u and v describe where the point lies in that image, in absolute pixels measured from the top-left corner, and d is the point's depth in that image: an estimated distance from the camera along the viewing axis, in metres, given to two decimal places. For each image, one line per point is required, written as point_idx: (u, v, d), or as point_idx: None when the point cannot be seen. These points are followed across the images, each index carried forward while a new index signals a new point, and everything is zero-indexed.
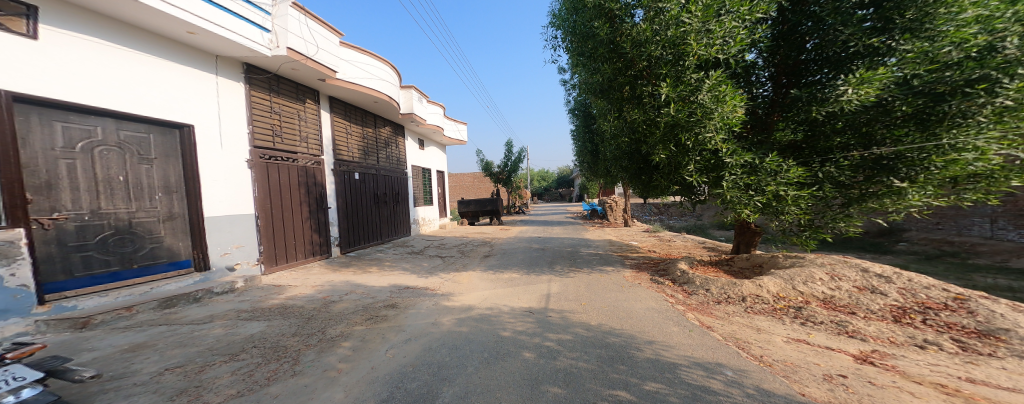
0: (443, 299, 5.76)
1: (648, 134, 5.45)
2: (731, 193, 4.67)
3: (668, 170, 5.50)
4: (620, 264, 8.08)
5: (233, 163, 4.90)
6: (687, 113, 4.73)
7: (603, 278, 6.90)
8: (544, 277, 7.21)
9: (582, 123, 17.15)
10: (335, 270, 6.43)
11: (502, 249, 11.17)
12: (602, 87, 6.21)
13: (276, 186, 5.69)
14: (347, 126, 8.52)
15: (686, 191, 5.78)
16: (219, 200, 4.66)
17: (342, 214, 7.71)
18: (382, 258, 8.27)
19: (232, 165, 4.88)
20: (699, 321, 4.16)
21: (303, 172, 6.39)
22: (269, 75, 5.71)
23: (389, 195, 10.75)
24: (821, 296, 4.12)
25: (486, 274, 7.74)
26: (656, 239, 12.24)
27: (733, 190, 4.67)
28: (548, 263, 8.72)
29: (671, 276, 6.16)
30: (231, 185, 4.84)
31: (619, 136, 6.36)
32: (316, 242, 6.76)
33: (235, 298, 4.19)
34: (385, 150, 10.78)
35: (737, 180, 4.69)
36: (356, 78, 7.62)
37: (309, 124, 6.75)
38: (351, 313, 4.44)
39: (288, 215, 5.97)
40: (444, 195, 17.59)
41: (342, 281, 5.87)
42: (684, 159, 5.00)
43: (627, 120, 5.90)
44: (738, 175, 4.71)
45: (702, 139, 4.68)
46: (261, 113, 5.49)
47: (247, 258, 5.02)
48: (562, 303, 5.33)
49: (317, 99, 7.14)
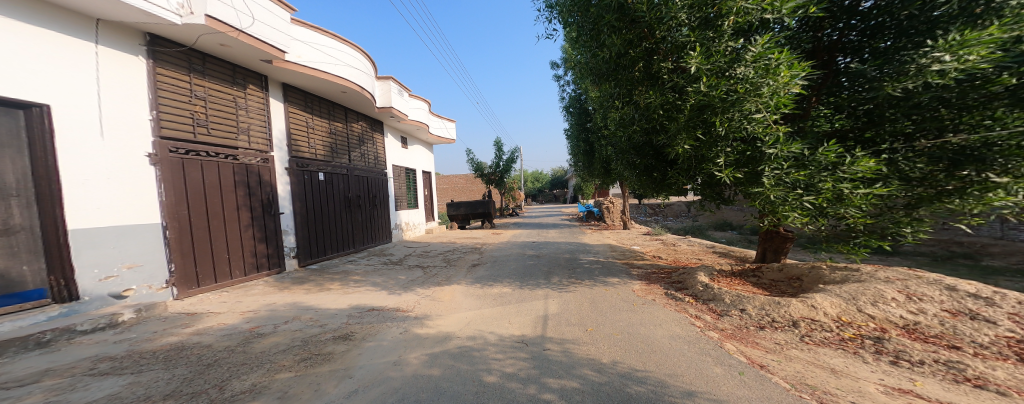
0: (415, 325, 4.67)
1: (669, 121, 4.49)
2: (775, 193, 3.69)
3: (690, 166, 4.52)
4: (626, 274, 7.10)
5: (120, 159, 3.76)
6: (722, 91, 3.79)
7: (610, 293, 5.87)
8: (539, 292, 6.16)
9: (576, 120, 16.26)
10: (283, 290, 5.27)
11: (491, 256, 10.10)
12: (607, 67, 5.23)
13: (195, 188, 4.53)
14: (309, 118, 7.36)
15: (711, 190, 4.80)
16: (93, 206, 3.50)
17: (300, 220, 6.59)
18: (350, 271, 7.09)
19: (120, 160, 3.76)
20: (746, 356, 3.17)
21: (242, 169, 5.29)
22: (184, 49, 4.55)
23: (365, 198, 9.59)
24: (901, 322, 3.18)
25: (472, 288, 6.66)
26: (659, 243, 11.31)
27: (779, 188, 3.68)
28: (545, 273, 7.67)
29: (690, 291, 5.16)
30: (114, 185, 3.69)
31: (628, 128, 5.37)
32: (263, 253, 5.62)
33: (108, 339, 3.08)
34: (360, 148, 9.63)
35: (782, 176, 3.72)
36: (313, 61, 6.53)
37: (252, 113, 5.65)
38: (279, 353, 3.31)
39: (218, 223, 4.81)
40: (431, 197, 16.44)
41: (286, 304, 4.71)
42: (713, 151, 4.02)
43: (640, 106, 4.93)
44: (783, 169, 3.76)
45: (738, 125, 3.77)
46: (168, 97, 4.34)
47: (145, 280, 3.91)
48: (563, 329, 4.29)
49: (263, 85, 5.98)
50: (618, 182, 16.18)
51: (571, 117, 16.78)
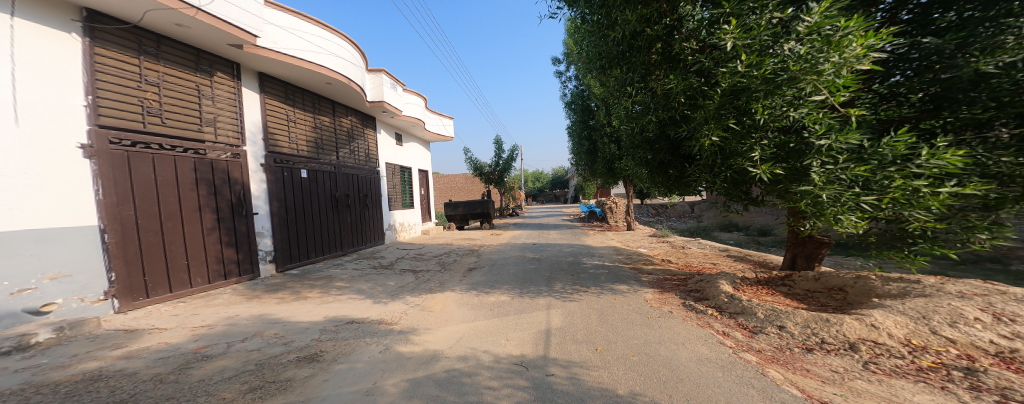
0: (398, 341, 4.07)
1: (693, 111, 3.90)
2: (828, 191, 3.06)
3: (716, 163, 3.87)
4: (635, 281, 6.49)
5: (39, 152, 3.21)
6: (767, 70, 3.17)
7: (620, 303, 5.25)
8: (541, 302, 5.53)
9: (579, 117, 15.67)
10: (251, 300, 4.66)
11: (489, 260, 9.50)
12: (619, 49, 4.63)
13: (142, 185, 3.98)
14: (290, 112, 6.78)
15: (735, 190, 4.12)
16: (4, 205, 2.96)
17: (277, 221, 6.02)
18: (333, 276, 6.48)
19: (39, 153, 3.21)
20: (799, 388, 2.49)
21: (202, 163, 4.71)
22: (128, 27, 4.00)
23: (355, 197, 9.03)
24: (991, 348, 2.52)
25: (466, 296, 6.05)
26: (667, 246, 10.69)
27: (836, 185, 3.06)
28: (546, 279, 7.05)
29: (712, 302, 4.55)
30: (31, 180, 3.14)
31: (641, 119, 4.77)
32: (231, 259, 5.06)
33: (9, 367, 2.57)
34: (349, 145, 9.08)
35: (836, 172, 3.11)
36: (294, 48, 6.00)
37: (218, 103, 5.11)
38: (221, 383, 2.70)
39: (172, 225, 4.25)
40: (428, 197, 15.84)
41: (249, 316, 4.09)
42: (747, 144, 3.43)
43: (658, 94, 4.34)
44: (835, 164, 3.18)
45: (780, 116, 3.23)
46: (110, 81, 3.80)
47: (76, 293, 3.38)
48: (568, 349, 3.67)
49: (233, 72, 5.43)
50: (622, 182, 15.58)
51: (574, 115, 16.18)
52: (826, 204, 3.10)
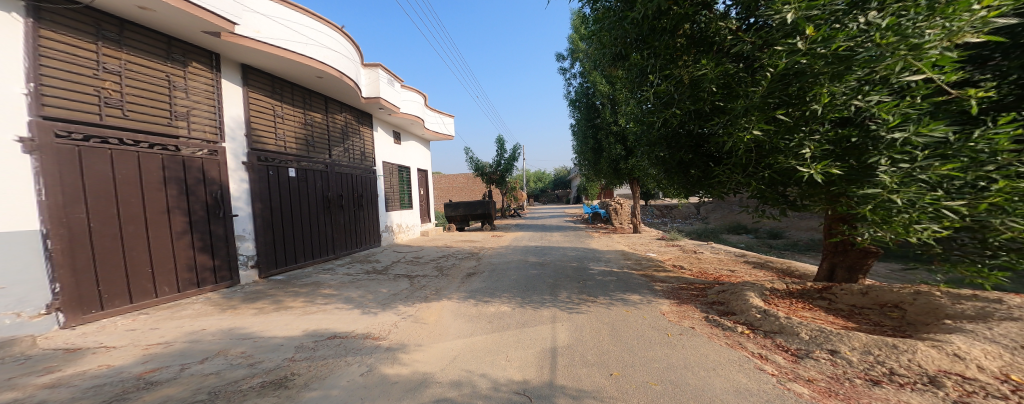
0: (385, 361, 3.57)
1: (730, 102, 3.43)
2: (908, 194, 2.62)
3: (751, 162, 3.44)
4: (648, 290, 5.98)
5: None
6: (840, 46, 2.63)
7: (634, 318, 4.75)
8: (545, 316, 5.03)
9: (584, 116, 15.17)
10: (226, 310, 4.19)
11: (489, 264, 8.99)
12: (637, 31, 4.14)
13: (98, 185, 3.53)
14: (277, 106, 6.34)
15: (774, 190, 3.61)
16: None
17: (261, 223, 5.58)
18: (322, 282, 6.03)
19: None
20: None
21: (171, 161, 4.26)
22: (82, 8, 3.56)
23: (349, 198, 8.60)
24: None
25: (464, 308, 5.59)
26: (677, 250, 10.16)
27: (915, 187, 2.62)
28: (551, 287, 6.55)
29: (742, 318, 4.05)
30: None
31: (661, 111, 4.28)
32: (206, 265, 4.60)
33: None
34: (343, 143, 8.65)
35: (918, 172, 2.62)
36: (278, 38, 5.56)
37: (192, 95, 4.66)
38: None
39: (133, 229, 3.80)
40: (428, 198, 15.42)
41: (216, 331, 3.53)
42: (795, 138, 3.01)
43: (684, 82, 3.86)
44: (911, 162, 2.69)
45: (844, 104, 2.81)
46: (59, 68, 3.35)
47: (11, 307, 2.90)
48: (579, 374, 3.17)
49: (209, 62, 4.97)
50: (628, 183, 15.04)
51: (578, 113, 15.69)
52: (897, 209, 2.68)
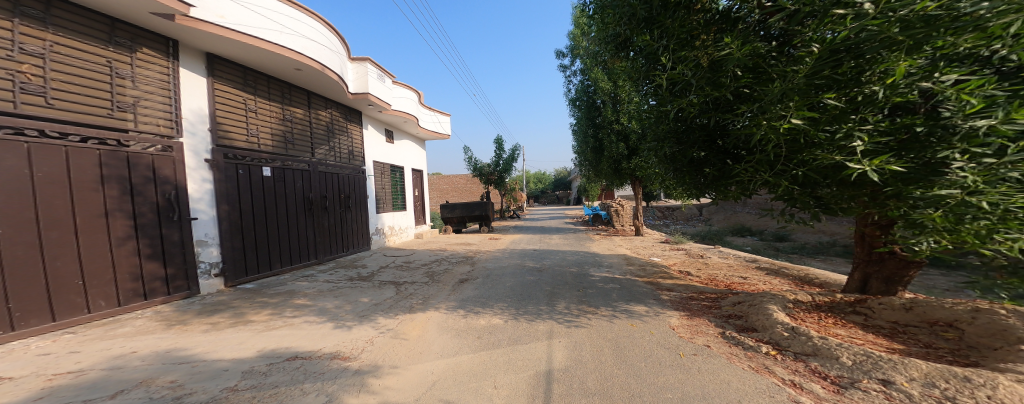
0: (348, 389, 3.03)
1: (760, 86, 2.93)
2: (993, 196, 2.10)
3: (781, 159, 2.97)
4: (655, 300, 5.45)
5: None
6: (927, 7, 2.18)
7: (640, 334, 4.23)
8: (541, 332, 4.50)
9: (585, 115, 14.64)
10: (173, 326, 3.66)
11: (484, 269, 8.44)
12: (645, 10, 3.65)
13: (8, 183, 3.03)
14: (251, 99, 5.85)
15: (808, 192, 3.07)
16: None
17: (228, 227, 5.05)
18: (297, 291, 5.51)
19: None
20: None
21: (112, 156, 3.75)
22: None
23: (335, 199, 8.10)
24: None
25: (452, 321, 5.05)
26: (683, 254, 9.61)
27: (1004, 186, 2.10)
28: (548, 296, 6.02)
29: (765, 336, 3.52)
30: None
31: (674, 100, 3.79)
32: (156, 275, 4.10)
33: None
34: (329, 142, 8.16)
35: (1007, 167, 2.12)
36: (247, 25, 5.07)
37: (142, 84, 4.15)
38: None
39: (58, 236, 3.30)
40: (423, 199, 14.94)
41: (148, 354, 3.02)
42: (842, 129, 2.57)
43: (703, 65, 3.36)
44: (995, 156, 2.20)
45: (914, 86, 2.34)
46: None
47: None
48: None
49: (166, 49, 4.49)
50: (630, 184, 14.52)
51: (579, 112, 15.15)
52: (977, 213, 2.19)
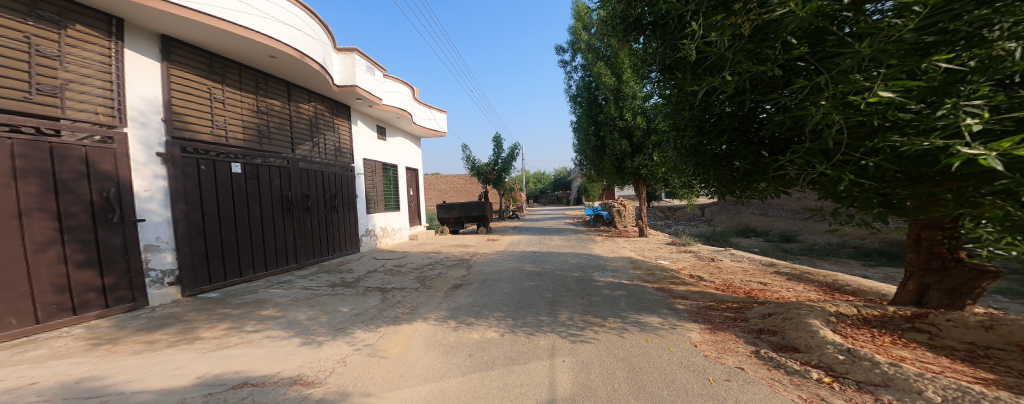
0: None
1: (830, 52, 2.36)
2: None
3: (840, 147, 2.39)
4: (670, 310, 4.84)
5: None
6: None
7: (658, 353, 3.61)
8: (542, 350, 3.89)
9: (586, 111, 14.05)
10: (99, 348, 3.06)
11: (480, 274, 7.81)
12: None
13: None
14: (217, 88, 5.26)
15: (872, 187, 2.44)
16: None
17: (185, 229, 4.48)
18: (268, 298, 4.90)
19: None
20: None
21: (31, 147, 3.23)
22: None
23: (318, 198, 7.49)
24: None
25: (441, 335, 4.44)
26: (692, 257, 9.01)
27: None
28: (549, 305, 5.42)
29: (812, 358, 2.91)
30: None
31: (701, 80, 3.22)
32: (92, 285, 3.56)
33: None
34: (312, 137, 7.56)
35: None
36: (207, 4, 4.45)
37: (76, 66, 3.62)
38: None
39: None
40: (418, 199, 14.34)
41: (50, 387, 2.43)
42: (945, 106, 2.00)
43: (742, 35, 2.79)
44: None
45: None
46: None
47: None
48: None
49: (106, 28, 3.90)
50: (633, 183, 13.94)
51: (580, 109, 14.57)
52: None
